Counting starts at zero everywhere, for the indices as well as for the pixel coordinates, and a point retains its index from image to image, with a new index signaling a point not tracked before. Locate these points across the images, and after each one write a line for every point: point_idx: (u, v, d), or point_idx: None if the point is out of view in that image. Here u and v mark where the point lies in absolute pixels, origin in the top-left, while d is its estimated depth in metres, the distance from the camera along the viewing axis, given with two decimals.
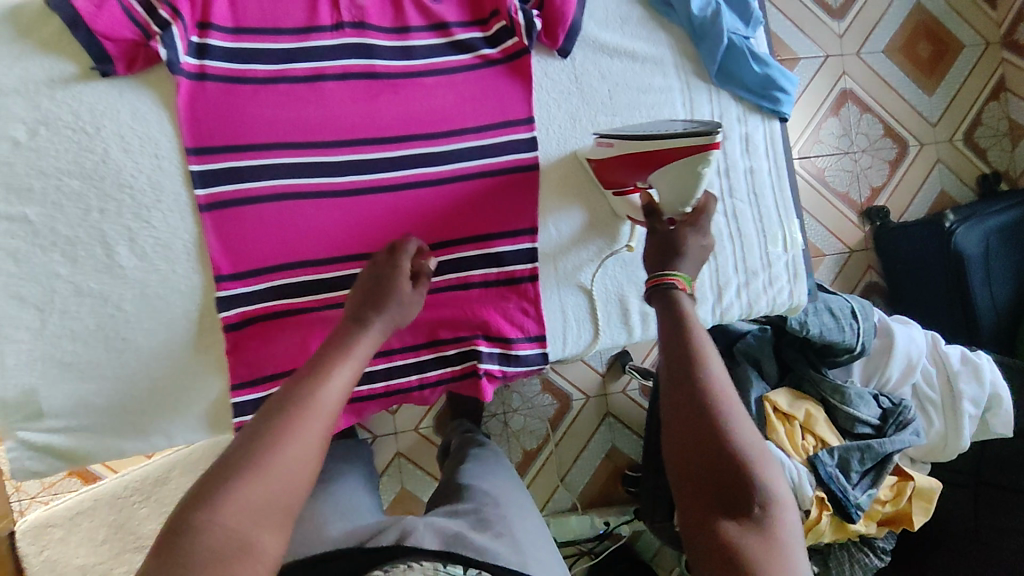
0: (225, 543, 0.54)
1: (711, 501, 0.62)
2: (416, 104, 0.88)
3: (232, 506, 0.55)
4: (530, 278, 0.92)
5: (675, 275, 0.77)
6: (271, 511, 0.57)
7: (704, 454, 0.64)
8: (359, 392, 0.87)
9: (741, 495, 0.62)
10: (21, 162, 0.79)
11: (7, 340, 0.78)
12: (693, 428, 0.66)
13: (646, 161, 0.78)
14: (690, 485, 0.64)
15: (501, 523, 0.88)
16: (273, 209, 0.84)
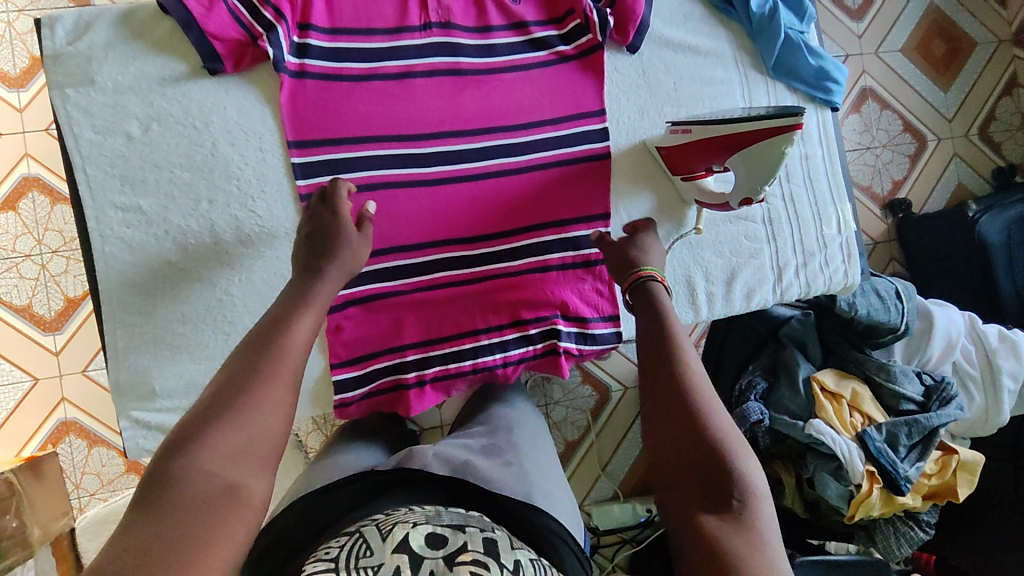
0: (208, 488, 0.56)
1: (689, 487, 0.64)
2: (497, 98, 0.94)
3: (214, 454, 0.58)
4: None
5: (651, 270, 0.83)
6: (249, 464, 0.59)
7: (686, 439, 0.66)
8: (452, 371, 0.93)
9: (717, 485, 0.63)
10: (136, 155, 0.84)
11: (123, 323, 0.83)
12: (673, 417, 0.68)
13: (725, 144, 0.82)
14: (672, 470, 0.66)
15: (510, 450, 0.91)
16: (368, 198, 0.89)
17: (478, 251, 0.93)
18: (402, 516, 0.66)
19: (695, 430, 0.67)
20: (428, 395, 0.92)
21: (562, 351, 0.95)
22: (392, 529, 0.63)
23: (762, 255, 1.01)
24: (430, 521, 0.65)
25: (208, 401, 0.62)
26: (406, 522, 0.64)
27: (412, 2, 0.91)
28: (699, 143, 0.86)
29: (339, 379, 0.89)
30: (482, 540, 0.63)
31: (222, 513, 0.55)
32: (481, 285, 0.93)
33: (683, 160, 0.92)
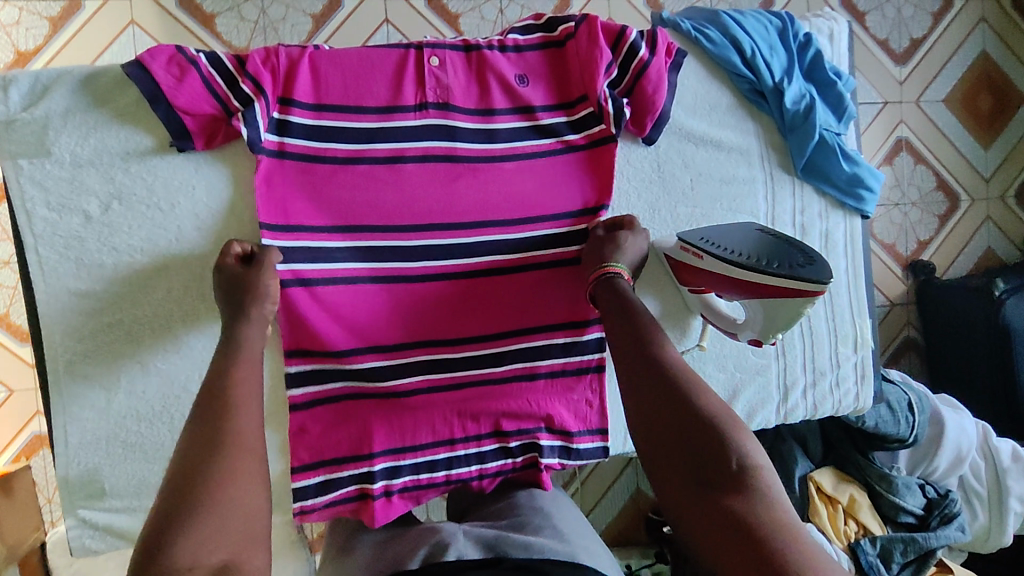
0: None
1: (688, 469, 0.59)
2: (495, 189, 0.85)
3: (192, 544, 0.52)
4: (598, 368, 0.91)
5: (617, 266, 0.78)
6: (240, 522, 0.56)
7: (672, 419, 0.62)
8: (423, 481, 0.87)
9: (712, 457, 0.59)
10: (93, 236, 0.77)
11: (73, 419, 0.77)
12: (653, 399, 0.64)
13: (738, 285, 0.75)
14: (664, 453, 0.61)
15: (536, 514, 0.85)
16: (343, 289, 0.81)
17: (464, 352, 0.86)
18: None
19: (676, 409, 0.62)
20: (394, 505, 0.86)
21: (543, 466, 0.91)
22: None
23: (769, 372, 0.94)
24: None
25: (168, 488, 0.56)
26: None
27: (407, 79, 0.82)
28: (709, 273, 0.78)
29: (300, 485, 0.84)
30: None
31: None
32: (458, 392, 0.87)
33: (690, 275, 0.84)
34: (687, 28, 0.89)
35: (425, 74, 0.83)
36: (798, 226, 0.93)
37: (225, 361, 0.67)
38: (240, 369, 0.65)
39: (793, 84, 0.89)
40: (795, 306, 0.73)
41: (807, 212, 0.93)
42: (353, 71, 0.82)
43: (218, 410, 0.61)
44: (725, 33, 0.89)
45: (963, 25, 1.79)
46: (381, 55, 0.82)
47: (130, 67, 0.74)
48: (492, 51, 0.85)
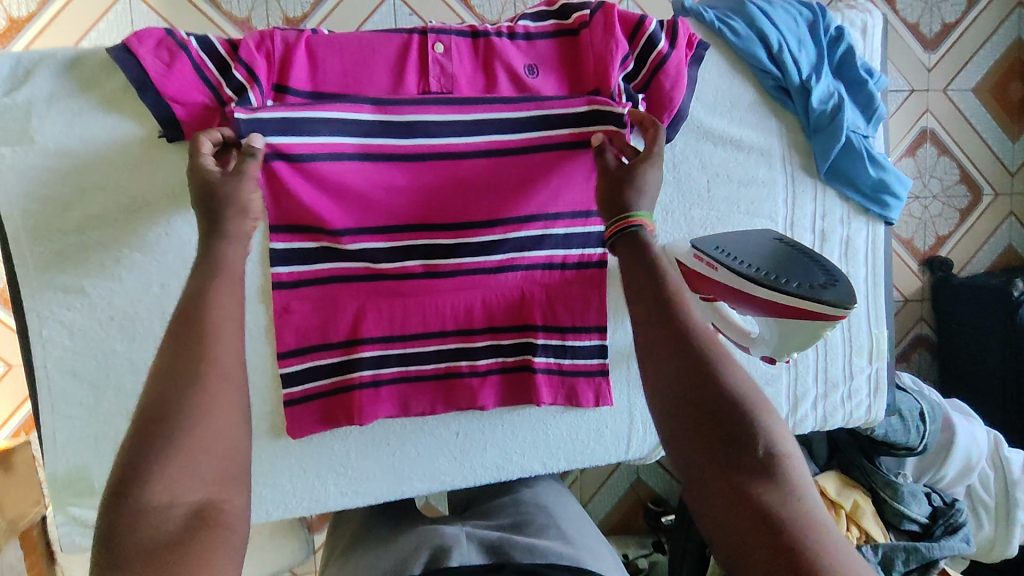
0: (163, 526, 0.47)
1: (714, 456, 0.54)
2: (498, 185, 0.81)
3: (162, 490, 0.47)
4: (599, 263, 0.86)
5: (638, 216, 0.65)
6: (217, 466, 0.51)
7: (704, 398, 0.55)
8: (413, 372, 0.83)
9: (742, 443, 0.54)
10: (79, 230, 0.73)
11: (60, 416, 0.75)
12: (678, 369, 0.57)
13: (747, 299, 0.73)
14: (687, 435, 0.55)
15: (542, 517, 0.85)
16: (331, 166, 0.75)
17: (460, 240, 0.82)
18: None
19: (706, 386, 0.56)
20: (381, 400, 0.82)
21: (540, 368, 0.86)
22: None
23: (779, 382, 0.91)
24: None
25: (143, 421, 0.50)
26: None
27: (409, 66, 0.78)
28: (722, 287, 0.75)
29: (286, 370, 0.80)
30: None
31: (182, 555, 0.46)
32: (450, 283, 0.83)
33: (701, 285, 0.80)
34: (710, 18, 0.83)
35: (428, 63, 0.78)
36: (818, 231, 0.89)
37: (203, 277, 0.58)
38: (221, 288, 0.57)
39: (820, 83, 0.83)
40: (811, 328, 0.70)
41: (827, 218, 0.89)
42: (352, 56, 0.77)
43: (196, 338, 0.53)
44: (751, 25, 0.84)
45: (1000, 8, 1.70)
46: (382, 40, 0.77)
47: (113, 49, 0.71)
48: (500, 38, 0.79)
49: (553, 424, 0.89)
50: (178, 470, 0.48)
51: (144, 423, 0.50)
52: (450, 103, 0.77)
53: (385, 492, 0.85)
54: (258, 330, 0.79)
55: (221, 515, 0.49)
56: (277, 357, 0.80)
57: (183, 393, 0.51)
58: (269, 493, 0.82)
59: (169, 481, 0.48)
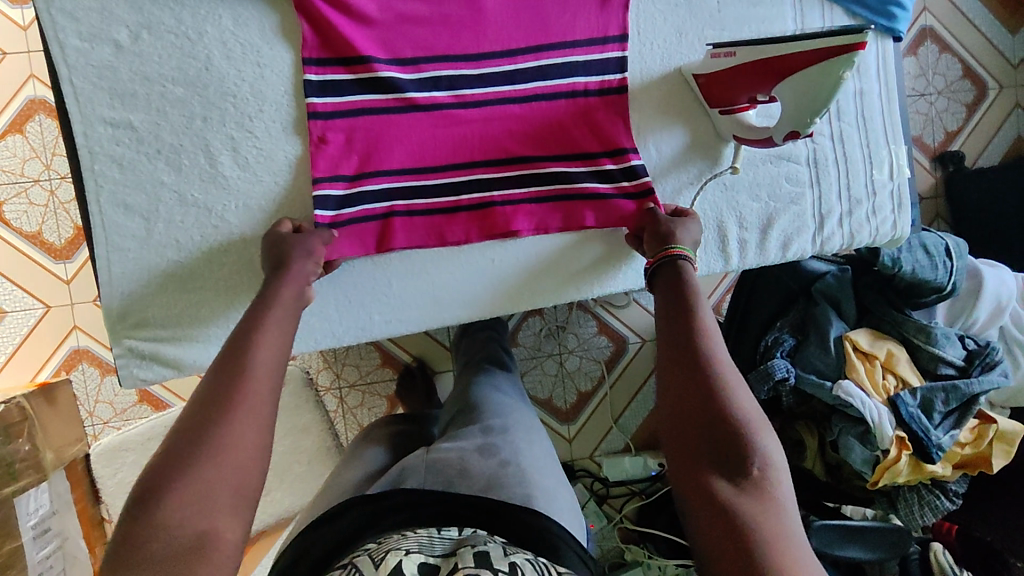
0: (181, 538, 0.52)
1: (706, 460, 0.64)
2: (517, 14, 0.84)
3: (179, 503, 0.53)
4: (621, 90, 0.88)
5: (682, 249, 0.80)
6: (241, 474, 0.57)
7: (702, 437, 0.65)
8: (446, 205, 0.85)
9: (735, 452, 0.63)
10: (124, 66, 0.77)
11: (115, 248, 0.78)
12: (688, 391, 0.68)
13: (769, 70, 0.76)
14: (691, 448, 0.66)
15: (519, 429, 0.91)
16: (361, 5, 0.80)
17: (481, 69, 0.84)
18: (396, 543, 0.66)
19: (712, 406, 0.66)
20: (417, 230, 0.84)
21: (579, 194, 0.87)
22: (384, 556, 0.63)
23: (804, 202, 0.93)
24: (422, 549, 0.65)
25: (176, 431, 0.58)
26: (400, 550, 0.64)
27: None
28: (744, 69, 0.78)
29: (320, 194, 0.81)
30: (471, 555, 0.63)
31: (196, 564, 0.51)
32: (475, 114, 0.85)
33: (730, 88, 0.82)
34: None
35: None
36: None
37: (249, 331, 0.68)
38: (257, 340, 0.67)
39: None
40: (835, 73, 0.72)
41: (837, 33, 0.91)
42: None
43: (230, 375, 0.63)
44: None
45: None
46: None
47: None
48: None
49: (580, 252, 0.90)
50: (201, 481, 0.55)
51: (175, 448, 0.57)
52: None
53: (428, 318, 0.88)
54: (293, 159, 0.82)
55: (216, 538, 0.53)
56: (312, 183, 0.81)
57: (211, 419, 0.59)
58: (315, 322, 0.84)
59: (188, 487, 0.54)
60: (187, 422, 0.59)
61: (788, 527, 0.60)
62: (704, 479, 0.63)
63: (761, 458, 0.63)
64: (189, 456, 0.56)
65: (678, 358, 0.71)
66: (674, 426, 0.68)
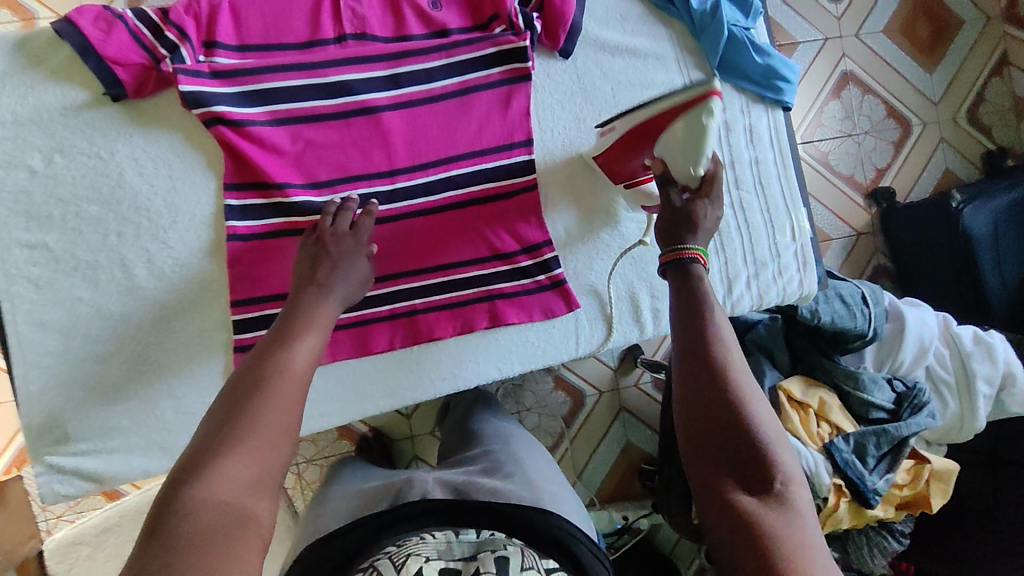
0: (219, 517, 0.53)
1: (721, 472, 0.62)
2: (424, 130, 0.89)
3: (230, 479, 0.55)
4: (531, 189, 0.92)
5: (693, 249, 0.73)
6: (278, 455, 0.59)
7: (718, 452, 0.62)
8: (367, 316, 0.88)
9: (748, 464, 0.61)
10: (39, 190, 0.80)
11: (34, 366, 0.80)
12: (702, 396, 0.64)
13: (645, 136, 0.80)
14: (705, 462, 0.63)
15: None
16: (273, 132, 0.84)
17: (394, 185, 0.88)
18: (415, 547, 0.67)
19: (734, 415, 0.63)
20: (339, 343, 0.87)
21: (497, 295, 0.91)
22: (405, 561, 0.65)
23: (711, 268, 0.96)
24: (442, 555, 0.66)
25: (209, 422, 0.59)
26: (419, 555, 0.65)
27: (324, 12, 0.85)
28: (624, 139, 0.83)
29: (240, 318, 0.84)
30: (494, 561, 0.65)
31: (232, 541, 0.52)
32: (392, 227, 0.88)
33: (629, 158, 0.85)
34: None
35: (340, 8, 0.86)
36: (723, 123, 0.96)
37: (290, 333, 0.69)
38: (289, 339, 0.68)
39: None
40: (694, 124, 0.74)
41: (728, 109, 0.97)
42: (271, 11, 0.85)
43: (261, 377, 0.63)
44: None
45: None
46: None
47: (59, 24, 0.79)
48: None
49: (502, 347, 0.92)
50: (244, 460, 0.56)
51: (209, 437, 0.57)
52: (366, 49, 0.86)
53: (351, 412, 0.89)
54: (212, 281, 0.85)
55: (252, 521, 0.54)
56: (231, 306, 0.85)
57: (245, 409, 0.60)
58: None
59: (227, 470, 0.55)
60: (222, 414, 0.59)
61: (809, 543, 0.57)
62: (723, 495, 0.60)
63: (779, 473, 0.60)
64: (220, 445, 0.57)
65: (691, 357, 0.67)
66: (690, 432, 0.64)
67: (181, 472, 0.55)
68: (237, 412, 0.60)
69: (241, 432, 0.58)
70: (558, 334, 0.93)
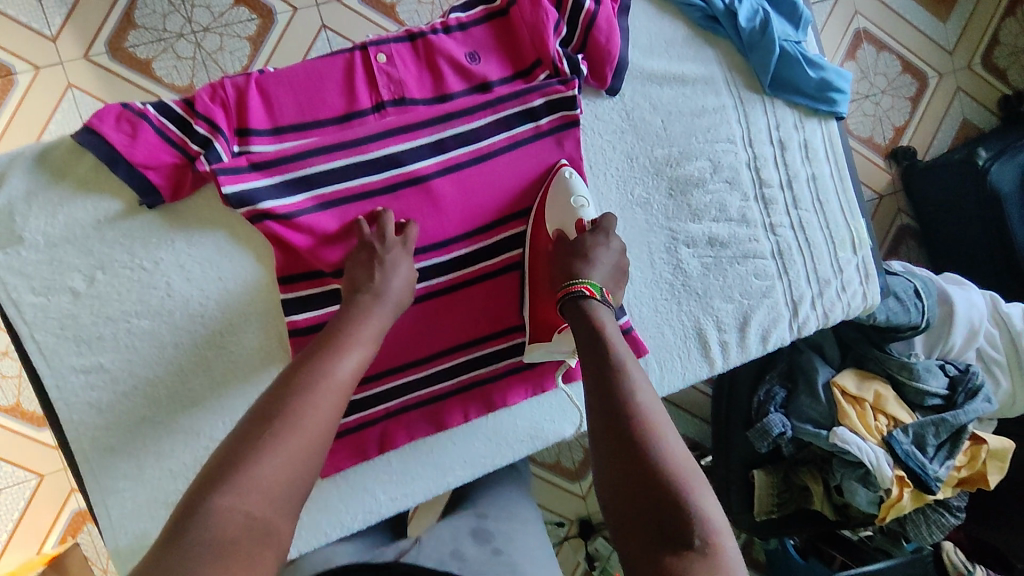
0: (245, 526, 0.50)
1: (640, 530, 0.54)
2: (476, 193, 0.84)
3: (257, 489, 0.53)
4: None
5: (583, 283, 0.74)
6: (308, 471, 0.57)
7: (630, 504, 0.55)
8: (439, 391, 0.86)
9: (667, 516, 0.53)
10: (85, 311, 0.76)
11: (110, 492, 0.78)
12: (616, 445, 0.59)
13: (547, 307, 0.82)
14: (627, 518, 0.55)
15: None
16: (322, 218, 0.79)
17: (451, 255, 0.84)
18: None
19: (641, 462, 0.57)
20: (416, 423, 0.85)
21: None
22: None
23: (775, 293, 0.94)
24: None
25: (242, 429, 0.58)
26: None
27: (359, 81, 0.80)
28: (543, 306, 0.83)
29: None
30: None
31: (257, 554, 0.49)
32: (456, 297, 0.85)
33: (550, 313, 0.82)
34: None
35: (375, 74, 0.80)
36: (776, 142, 0.94)
37: (329, 348, 0.68)
38: (329, 354, 0.67)
39: (743, 3, 0.89)
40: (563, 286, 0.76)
41: (781, 127, 0.94)
42: (302, 86, 0.79)
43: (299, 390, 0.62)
44: None
45: None
46: (326, 63, 0.79)
47: (79, 134, 0.72)
48: (436, 35, 0.82)
49: (574, 403, 0.91)
50: (273, 471, 0.55)
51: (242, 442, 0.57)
52: (408, 115, 0.80)
53: (432, 488, 0.87)
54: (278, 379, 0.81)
55: (272, 536, 0.52)
56: None
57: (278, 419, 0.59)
58: (322, 513, 0.83)
59: (250, 477, 0.53)
60: (254, 422, 0.59)
61: None
62: (649, 556, 0.51)
63: (701, 523, 0.53)
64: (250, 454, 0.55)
65: (606, 410, 0.61)
66: (608, 492, 0.57)
67: (204, 483, 0.53)
68: (274, 420, 0.59)
69: (275, 441, 0.57)
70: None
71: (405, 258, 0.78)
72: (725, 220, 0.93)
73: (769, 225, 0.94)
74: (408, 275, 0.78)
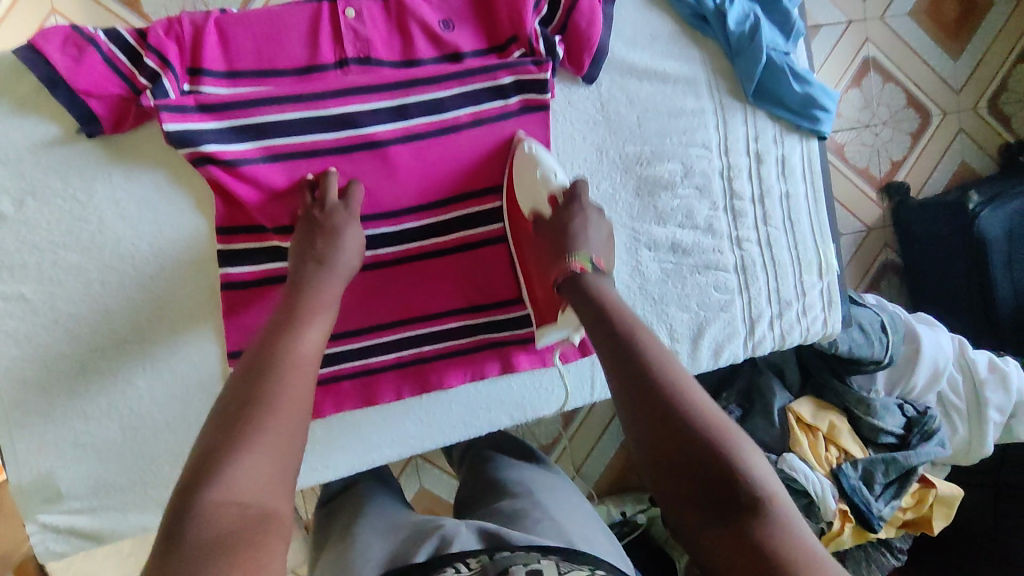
0: (241, 516, 0.46)
1: (699, 507, 0.50)
2: (434, 165, 0.81)
3: (247, 474, 0.48)
4: None
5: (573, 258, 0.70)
6: (297, 446, 0.53)
7: (683, 481, 0.51)
8: (374, 364, 0.83)
9: (720, 483, 0.50)
10: (9, 236, 0.73)
11: (17, 426, 0.75)
12: (650, 418, 0.54)
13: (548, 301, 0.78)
14: (682, 496, 0.51)
15: None
16: (268, 170, 0.76)
17: (400, 227, 0.82)
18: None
19: (680, 431, 0.52)
20: (345, 394, 0.83)
21: (509, 342, 0.86)
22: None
23: (733, 308, 0.91)
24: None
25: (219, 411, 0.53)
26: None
27: (324, 35, 0.77)
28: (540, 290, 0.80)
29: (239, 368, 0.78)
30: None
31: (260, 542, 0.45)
32: (403, 270, 0.83)
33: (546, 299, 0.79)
34: None
35: (341, 30, 0.77)
36: (753, 154, 0.91)
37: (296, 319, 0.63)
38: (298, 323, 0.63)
39: (735, 5, 0.86)
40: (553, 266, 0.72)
41: (760, 139, 0.91)
42: (264, 32, 0.76)
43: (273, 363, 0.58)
44: None
45: None
46: (292, 12, 0.76)
47: (22, 51, 0.69)
48: None
49: (514, 395, 0.88)
50: (259, 452, 0.50)
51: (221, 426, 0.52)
52: (371, 76, 0.77)
53: (356, 462, 0.84)
54: (205, 331, 0.79)
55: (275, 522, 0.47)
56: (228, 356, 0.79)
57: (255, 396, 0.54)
58: None
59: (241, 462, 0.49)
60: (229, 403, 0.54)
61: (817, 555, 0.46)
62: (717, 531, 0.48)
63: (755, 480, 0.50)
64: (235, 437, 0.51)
65: (631, 384, 0.56)
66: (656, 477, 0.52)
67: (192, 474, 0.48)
68: (253, 398, 0.54)
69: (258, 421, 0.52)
70: (576, 380, 0.89)
71: (354, 228, 0.74)
72: (691, 227, 0.90)
73: (735, 238, 0.91)
74: (355, 245, 0.74)
